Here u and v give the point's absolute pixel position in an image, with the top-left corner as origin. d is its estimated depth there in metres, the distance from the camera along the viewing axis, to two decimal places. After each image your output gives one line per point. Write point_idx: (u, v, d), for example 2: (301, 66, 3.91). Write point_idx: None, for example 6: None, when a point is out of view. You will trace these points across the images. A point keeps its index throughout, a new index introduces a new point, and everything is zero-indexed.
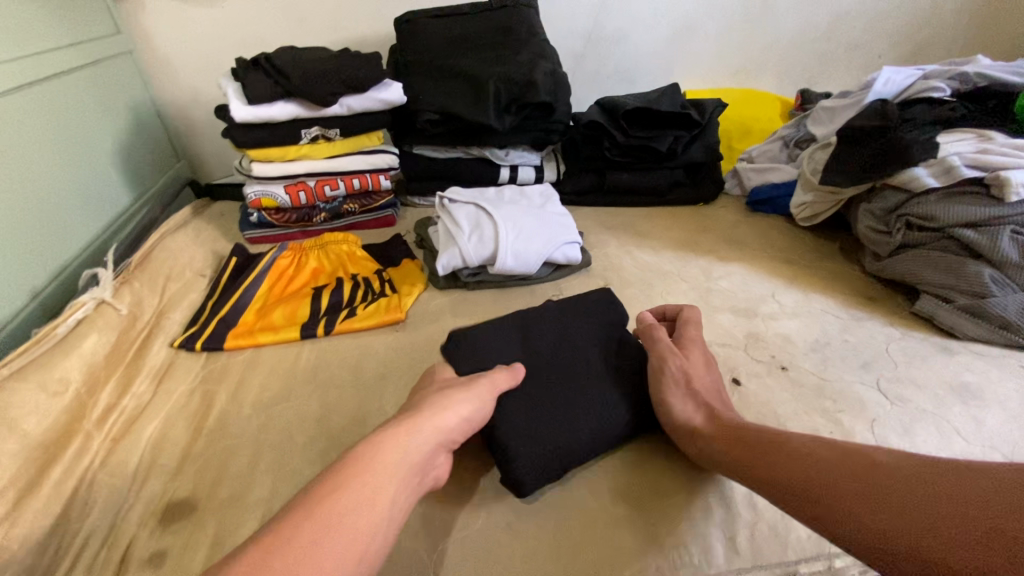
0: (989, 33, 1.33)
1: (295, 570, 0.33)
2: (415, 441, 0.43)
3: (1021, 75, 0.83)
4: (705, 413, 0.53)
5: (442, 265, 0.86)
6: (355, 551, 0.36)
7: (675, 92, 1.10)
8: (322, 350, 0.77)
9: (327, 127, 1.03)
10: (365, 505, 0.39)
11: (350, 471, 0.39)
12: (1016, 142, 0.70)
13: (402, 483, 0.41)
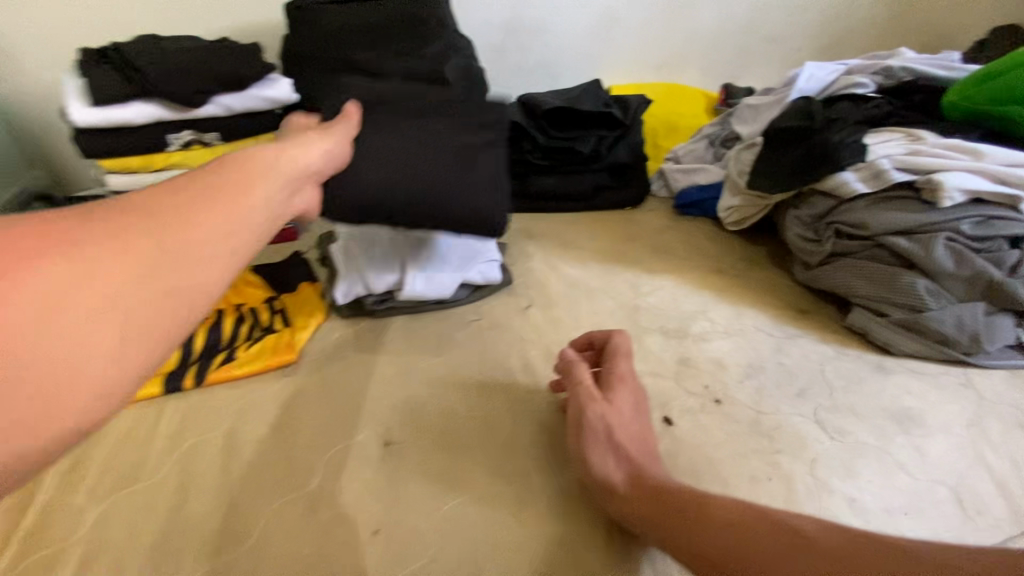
0: (898, 27, 1.35)
1: (168, 242, 0.29)
2: (282, 160, 0.39)
3: (944, 68, 0.83)
4: (627, 472, 0.45)
5: (341, 294, 0.74)
6: (233, 234, 0.32)
7: (597, 89, 1.04)
8: (189, 408, 0.64)
9: (202, 131, 0.88)
10: (97, 258, 0.27)
11: (233, 160, 0.35)
12: (947, 141, 0.68)
13: (277, 188, 0.36)
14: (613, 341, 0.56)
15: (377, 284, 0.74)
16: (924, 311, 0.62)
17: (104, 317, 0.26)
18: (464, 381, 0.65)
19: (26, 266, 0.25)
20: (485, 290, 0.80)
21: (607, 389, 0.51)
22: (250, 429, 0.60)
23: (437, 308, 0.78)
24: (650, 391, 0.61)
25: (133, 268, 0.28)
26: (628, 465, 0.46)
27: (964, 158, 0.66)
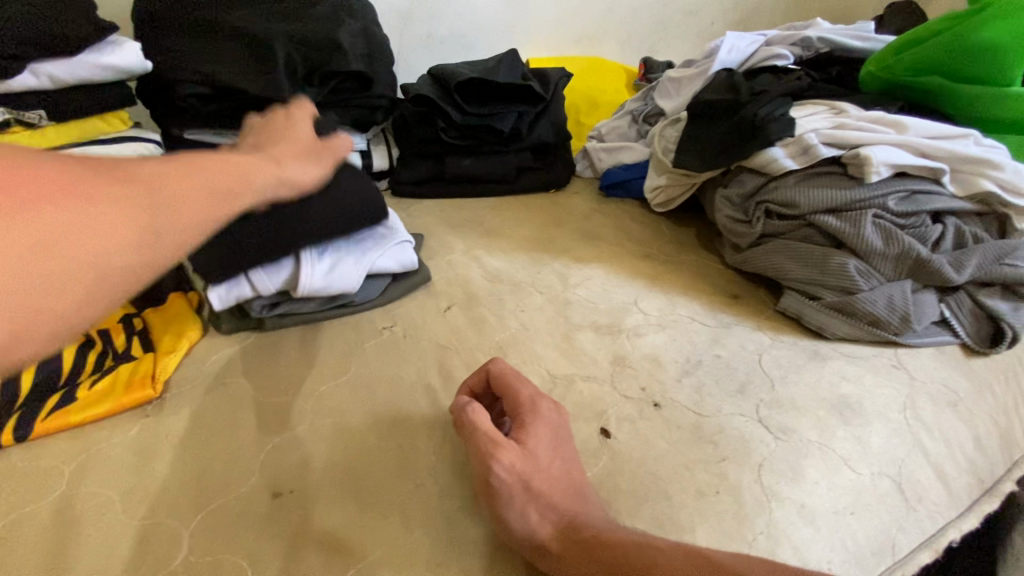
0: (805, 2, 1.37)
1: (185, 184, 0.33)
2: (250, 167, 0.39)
3: (858, 39, 0.82)
4: (554, 522, 0.40)
5: (217, 299, 0.61)
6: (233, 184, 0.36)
7: (515, 60, 0.95)
8: (10, 471, 0.49)
9: (20, 109, 0.68)
10: (84, 212, 0.26)
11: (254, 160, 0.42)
12: (869, 115, 0.66)
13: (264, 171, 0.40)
14: (491, 371, 0.48)
15: (265, 283, 0.62)
16: (856, 292, 0.60)
17: (74, 260, 0.25)
18: (374, 406, 0.56)
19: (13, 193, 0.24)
20: (397, 288, 0.70)
21: (517, 424, 0.44)
22: (93, 494, 0.47)
23: (344, 311, 0.68)
24: (584, 400, 0.54)
25: (121, 218, 0.28)
26: (553, 512, 0.40)
27: (886, 131, 0.64)
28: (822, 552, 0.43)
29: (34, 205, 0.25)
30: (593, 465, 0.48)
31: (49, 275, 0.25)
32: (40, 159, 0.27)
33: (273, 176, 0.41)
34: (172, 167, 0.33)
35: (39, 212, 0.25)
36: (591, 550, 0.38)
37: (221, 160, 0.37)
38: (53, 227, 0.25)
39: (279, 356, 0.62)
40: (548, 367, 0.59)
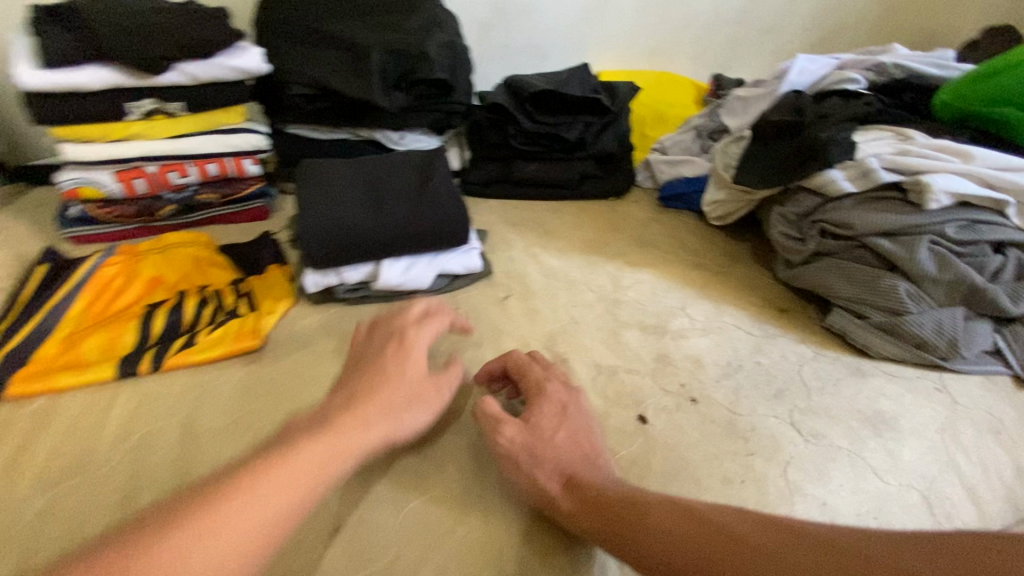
0: (890, 25, 1.34)
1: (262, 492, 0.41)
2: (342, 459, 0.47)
3: (937, 67, 0.82)
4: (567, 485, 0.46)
5: (311, 283, 0.70)
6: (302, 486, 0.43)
7: (585, 73, 1.02)
8: (142, 396, 0.60)
9: (164, 100, 0.82)
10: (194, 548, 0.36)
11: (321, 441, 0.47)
12: (936, 142, 0.67)
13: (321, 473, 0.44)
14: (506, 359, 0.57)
15: (351, 272, 0.71)
16: (904, 314, 0.61)
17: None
18: (436, 375, 0.63)
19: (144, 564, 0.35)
20: (462, 281, 0.76)
21: (528, 403, 0.51)
22: (207, 421, 0.57)
23: (414, 296, 0.75)
24: (625, 388, 0.60)
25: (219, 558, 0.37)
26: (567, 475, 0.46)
27: (949, 160, 0.65)
28: None
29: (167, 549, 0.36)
30: (629, 445, 0.53)
31: None
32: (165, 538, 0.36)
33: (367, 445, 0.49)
34: (271, 480, 0.42)
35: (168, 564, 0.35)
36: (592, 502, 0.43)
37: (304, 466, 0.45)
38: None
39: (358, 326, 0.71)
40: (594, 358, 0.64)
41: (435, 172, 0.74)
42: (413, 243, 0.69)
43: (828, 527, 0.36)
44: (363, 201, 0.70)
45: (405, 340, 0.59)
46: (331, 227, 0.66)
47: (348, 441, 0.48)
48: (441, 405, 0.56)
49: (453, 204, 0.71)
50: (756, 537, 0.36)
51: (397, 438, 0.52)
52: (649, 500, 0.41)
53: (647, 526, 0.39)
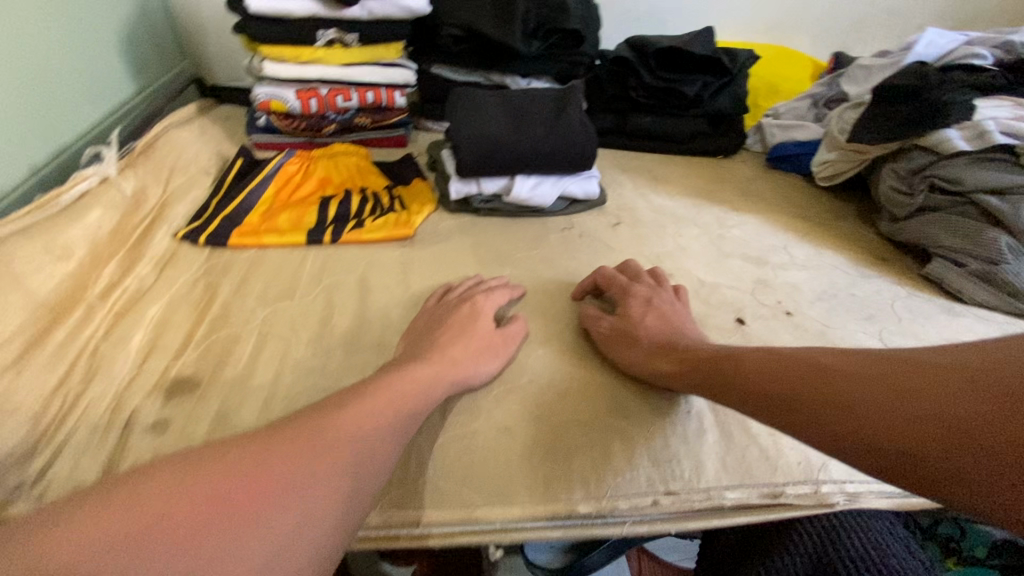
0: None
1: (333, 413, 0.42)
2: (418, 393, 0.48)
3: None
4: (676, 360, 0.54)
5: (455, 190, 0.82)
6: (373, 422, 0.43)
7: (709, 36, 1.08)
8: (327, 257, 0.74)
9: (345, 32, 0.96)
10: (270, 453, 0.38)
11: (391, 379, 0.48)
12: None
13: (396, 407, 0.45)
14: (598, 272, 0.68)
15: (488, 185, 0.82)
16: (1000, 265, 0.65)
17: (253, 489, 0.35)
18: (559, 272, 0.74)
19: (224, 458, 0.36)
20: (580, 205, 0.86)
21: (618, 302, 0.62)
22: (379, 279, 0.71)
23: (536, 215, 0.85)
24: (726, 298, 0.68)
25: (292, 461, 0.38)
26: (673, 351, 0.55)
27: None
28: None
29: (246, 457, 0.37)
30: (729, 337, 0.62)
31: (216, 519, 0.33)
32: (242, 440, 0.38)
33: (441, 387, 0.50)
34: (342, 408, 0.43)
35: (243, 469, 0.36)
36: (705, 367, 0.51)
37: (382, 390, 0.46)
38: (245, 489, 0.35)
39: (492, 230, 0.83)
40: (700, 275, 0.73)
41: (567, 102, 0.84)
42: (546, 160, 0.80)
43: (906, 352, 0.41)
44: (505, 121, 0.80)
45: (479, 302, 0.61)
46: (479, 136, 0.77)
47: (427, 369, 0.50)
48: (508, 354, 0.57)
49: (584, 130, 0.81)
50: (838, 365, 0.43)
51: (466, 383, 0.53)
52: (746, 356, 0.49)
53: (746, 373, 0.47)
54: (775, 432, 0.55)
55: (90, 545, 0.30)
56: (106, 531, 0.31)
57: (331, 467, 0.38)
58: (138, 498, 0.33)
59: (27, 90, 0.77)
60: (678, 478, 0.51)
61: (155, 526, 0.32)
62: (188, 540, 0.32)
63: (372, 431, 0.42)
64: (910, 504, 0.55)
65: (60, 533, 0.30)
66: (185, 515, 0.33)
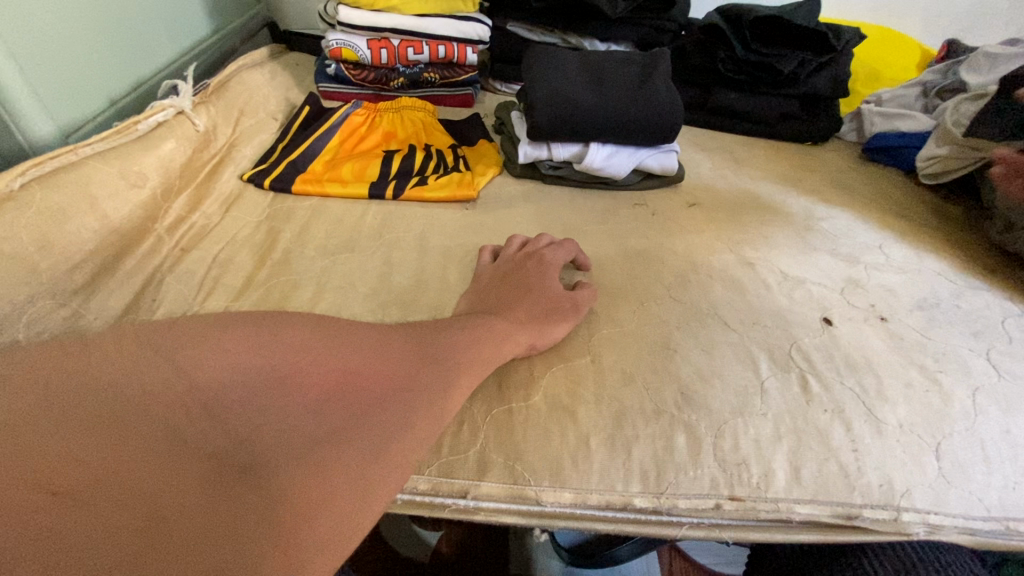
0: None
1: (437, 333, 0.44)
2: (509, 336, 0.48)
3: None
4: None
5: (524, 153, 0.77)
6: (473, 350, 0.44)
7: (813, 8, 0.98)
8: (389, 211, 0.72)
9: None
10: (378, 353, 0.39)
11: (487, 320, 0.49)
12: None
13: (490, 343, 0.46)
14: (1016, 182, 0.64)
15: (560, 152, 0.77)
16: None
17: (359, 377, 0.37)
18: (629, 249, 0.70)
19: (336, 343, 0.39)
20: (654, 181, 0.81)
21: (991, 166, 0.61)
22: (440, 239, 0.69)
23: (606, 188, 0.80)
24: (810, 294, 0.63)
25: (398, 364, 0.39)
26: None
27: None
28: (1013, 473, 0.50)
29: (357, 348, 0.39)
30: (814, 336, 0.58)
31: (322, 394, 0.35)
32: (347, 332, 0.40)
33: (521, 341, 0.50)
34: (443, 332, 0.45)
35: (353, 356, 0.38)
36: None
37: (477, 325, 0.47)
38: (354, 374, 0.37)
39: (559, 200, 0.78)
40: (782, 267, 0.67)
41: (655, 68, 0.78)
42: (626, 128, 0.74)
43: None
44: (586, 82, 0.75)
45: (550, 260, 0.60)
46: (559, 97, 0.73)
47: (502, 323, 0.49)
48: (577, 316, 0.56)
49: (670, 100, 0.75)
50: None
51: (533, 346, 0.51)
52: None
53: None
54: (858, 447, 0.49)
55: (233, 378, 0.33)
56: (250, 370, 0.34)
57: (435, 377, 0.39)
58: (278, 346, 0.36)
59: (110, 20, 0.77)
60: (745, 483, 0.47)
61: (289, 379, 0.34)
62: (315, 402, 0.34)
63: (468, 359, 0.43)
64: (999, 545, 0.49)
65: (208, 355, 0.33)
66: (308, 378, 0.35)
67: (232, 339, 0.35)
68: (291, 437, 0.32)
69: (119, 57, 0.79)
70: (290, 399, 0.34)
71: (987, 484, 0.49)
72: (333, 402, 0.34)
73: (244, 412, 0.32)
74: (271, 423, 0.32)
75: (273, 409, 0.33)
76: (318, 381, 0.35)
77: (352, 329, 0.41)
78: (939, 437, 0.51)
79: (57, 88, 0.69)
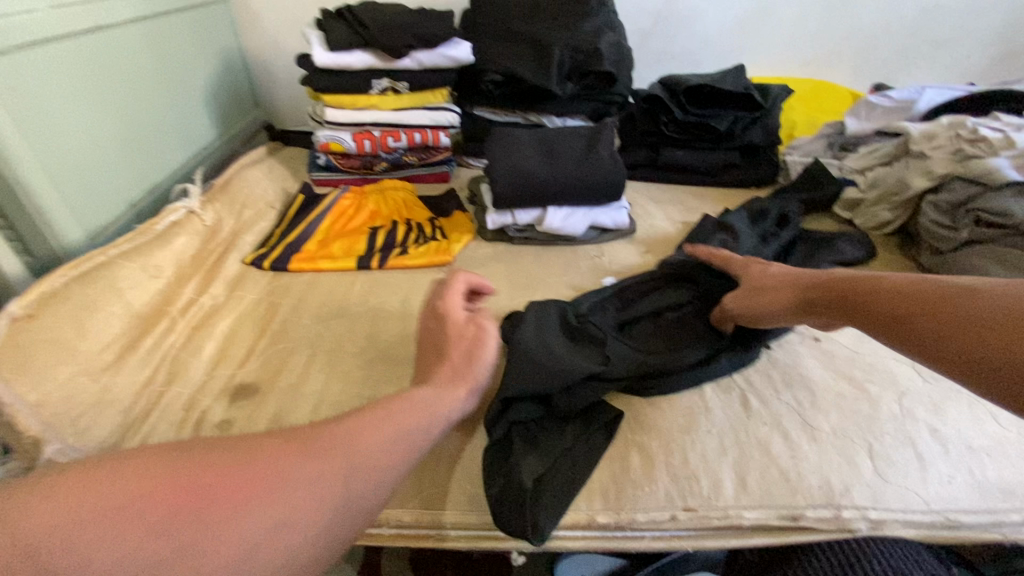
0: None
1: (357, 421, 0.39)
2: (441, 415, 0.44)
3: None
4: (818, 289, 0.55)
5: (491, 221, 0.88)
6: (396, 445, 0.39)
7: (740, 74, 1.12)
8: (376, 280, 0.82)
9: (396, 80, 1.06)
10: (271, 463, 0.34)
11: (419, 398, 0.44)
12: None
13: (417, 432, 0.41)
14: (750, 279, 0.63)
15: (522, 216, 0.87)
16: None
17: (239, 491, 0.32)
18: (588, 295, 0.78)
19: (231, 451, 0.34)
20: (610, 235, 0.91)
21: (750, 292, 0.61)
22: (421, 300, 0.77)
23: (568, 244, 0.90)
24: None
25: (288, 471, 0.34)
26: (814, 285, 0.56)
27: None
28: (946, 468, 0.54)
29: (253, 456, 0.34)
30: (754, 358, 0.65)
31: (177, 520, 0.30)
32: (251, 438, 0.35)
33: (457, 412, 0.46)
34: (366, 423, 0.39)
35: (242, 468, 0.33)
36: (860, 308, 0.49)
37: (408, 408, 0.42)
38: (234, 489, 0.32)
39: (527, 257, 0.88)
40: None
41: (598, 137, 0.90)
42: (577, 192, 0.85)
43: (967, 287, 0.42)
44: (539, 156, 0.87)
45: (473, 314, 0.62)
46: (518, 170, 0.84)
47: (433, 399, 0.45)
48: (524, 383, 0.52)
49: (614, 163, 0.86)
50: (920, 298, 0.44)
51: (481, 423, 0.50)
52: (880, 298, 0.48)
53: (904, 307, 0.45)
54: (796, 454, 0.55)
55: (80, 509, 0.29)
56: (193, 495, 0.31)
57: (326, 491, 0.34)
58: (148, 467, 0.32)
59: (128, 138, 0.89)
60: (697, 494, 0.52)
61: (143, 502, 0.30)
62: (161, 530, 0.29)
63: (370, 458, 0.37)
64: (945, 537, 0.52)
65: (71, 484, 0.29)
66: (168, 500, 0.30)
67: (160, 470, 0.31)
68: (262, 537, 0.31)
69: (137, 169, 0.91)
70: (253, 504, 0.32)
71: (924, 481, 0.54)
72: (291, 489, 0.33)
73: (209, 534, 0.30)
74: (245, 525, 0.31)
75: (105, 539, 0.28)
76: (192, 500, 0.31)
77: (260, 433, 0.36)
78: (872, 439, 0.56)
79: (84, 200, 0.80)
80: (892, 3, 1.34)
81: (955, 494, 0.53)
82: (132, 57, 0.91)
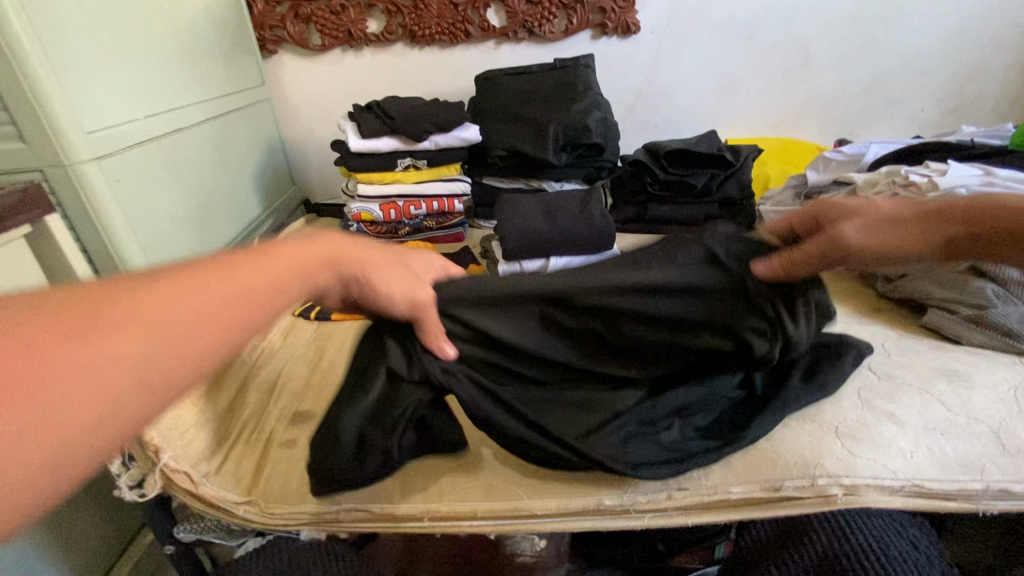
0: (1003, 94, 1.58)
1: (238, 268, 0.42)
2: (328, 274, 0.50)
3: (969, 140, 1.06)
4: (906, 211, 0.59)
5: (503, 270, 1.02)
6: (277, 285, 0.44)
7: (711, 138, 1.30)
8: None
9: (417, 159, 1.25)
10: (154, 300, 0.36)
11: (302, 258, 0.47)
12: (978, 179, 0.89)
13: (297, 282, 0.46)
14: (841, 229, 0.57)
15: (529, 265, 1.02)
16: (989, 307, 0.77)
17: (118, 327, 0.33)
18: None
19: (102, 302, 0.35)
20: None
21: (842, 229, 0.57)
22: None
23: None
24: None
25: (176, 306, 0.37)
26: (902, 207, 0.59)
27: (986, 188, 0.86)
28: (906, 443, 0.64)
29: (128, 297, 0.35)
30: None
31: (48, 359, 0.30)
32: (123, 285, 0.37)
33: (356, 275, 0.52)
34: (247, 264, 0.43)
35: (116, 310, 0.34)
36: (973, 220, 0.57)
37: (284, 258, 0.46)
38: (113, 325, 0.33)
39: None
40: None
41: (590, 197, 1.06)
42: (574, 244, 1.00)
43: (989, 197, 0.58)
44: (541, 215, 1.02)
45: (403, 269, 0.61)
46: (524, 228, 0.99)
47: (329, 258, 0.50)
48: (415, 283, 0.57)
49: (605, 218, 1.01)
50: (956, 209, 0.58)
51: (363, 284, 0.53)
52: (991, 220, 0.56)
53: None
54: (772, 438, 0.65)
55: None
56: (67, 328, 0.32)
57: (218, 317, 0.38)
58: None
59: (199, 215, 1.06)
60: (690, 477, 0.61)
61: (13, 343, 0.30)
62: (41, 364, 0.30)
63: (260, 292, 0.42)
64: (914, 497, 0.61)
65: None
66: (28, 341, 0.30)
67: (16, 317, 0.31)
68: (103, 375, 0.32)
69: (204, 241, 1.08)
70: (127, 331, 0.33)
71: (889, 452, 0.63)
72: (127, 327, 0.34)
73: (112, 331, 0.33)
74: (97, 352, 0.32)
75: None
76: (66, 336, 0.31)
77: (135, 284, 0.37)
78: (837, 422, 0.66)
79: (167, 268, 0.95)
80: (842, 73, 1.54)
81: (918, 466, 0.61)
82: (202, 150, 1.10)
